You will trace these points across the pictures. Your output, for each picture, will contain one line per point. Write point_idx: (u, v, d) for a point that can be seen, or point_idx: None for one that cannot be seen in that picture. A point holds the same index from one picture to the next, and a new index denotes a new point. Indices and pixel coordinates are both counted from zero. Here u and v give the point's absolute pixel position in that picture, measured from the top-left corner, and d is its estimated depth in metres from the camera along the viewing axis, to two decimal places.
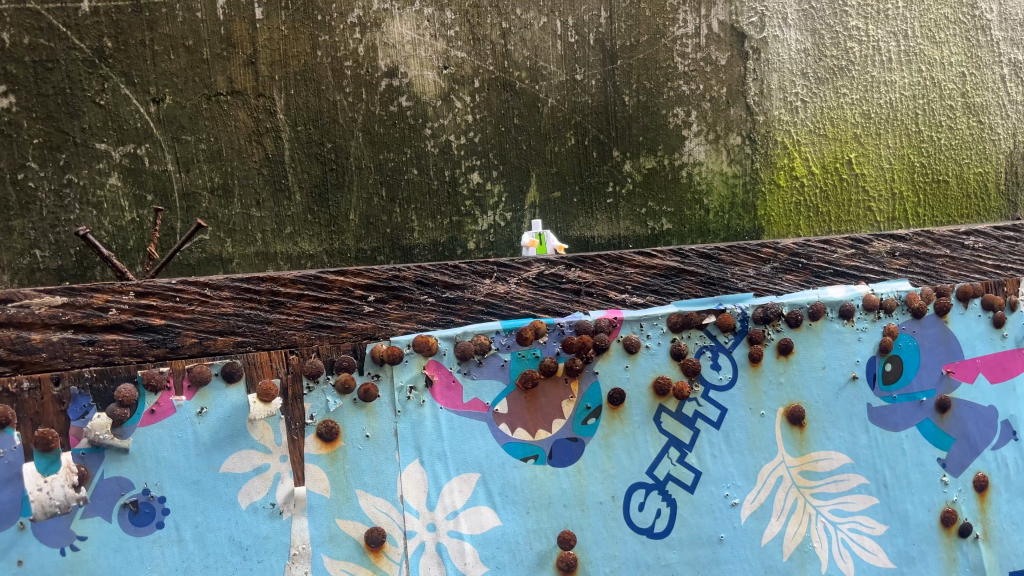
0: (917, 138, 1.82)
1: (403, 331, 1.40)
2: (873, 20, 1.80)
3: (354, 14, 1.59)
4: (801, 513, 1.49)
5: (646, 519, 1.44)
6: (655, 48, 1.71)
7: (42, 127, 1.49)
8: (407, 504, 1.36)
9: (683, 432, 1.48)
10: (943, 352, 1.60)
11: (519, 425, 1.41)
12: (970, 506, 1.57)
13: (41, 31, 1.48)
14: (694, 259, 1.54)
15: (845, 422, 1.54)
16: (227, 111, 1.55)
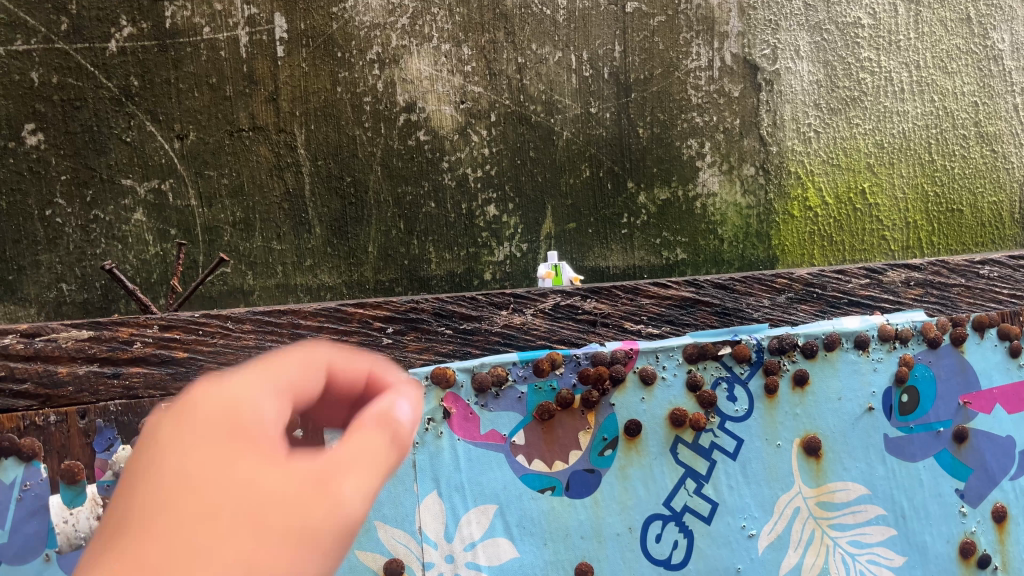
0: (930, 167, 1.83)
1: (422, 363, 1.41)
2: (885, 51, 1.81)
3: (373, 50, 1.62)
4: (819, 544, 1.49)
5: (663, 550, 1.44)
6: (668, 81, 1.73)
7: (69, 163, 1.53)
8: (426, 535, 1.37)
9: (699, 463, 1.48)
10: (959, 382, 1.60)
11: (535, 457, 1.42)
12: (990, 537, 1.56)
13: (69, 70, 1.52)
14: (709, 289, 1.55)
15: (861, 452, 1.54)
16: (248, 147, 1.59)
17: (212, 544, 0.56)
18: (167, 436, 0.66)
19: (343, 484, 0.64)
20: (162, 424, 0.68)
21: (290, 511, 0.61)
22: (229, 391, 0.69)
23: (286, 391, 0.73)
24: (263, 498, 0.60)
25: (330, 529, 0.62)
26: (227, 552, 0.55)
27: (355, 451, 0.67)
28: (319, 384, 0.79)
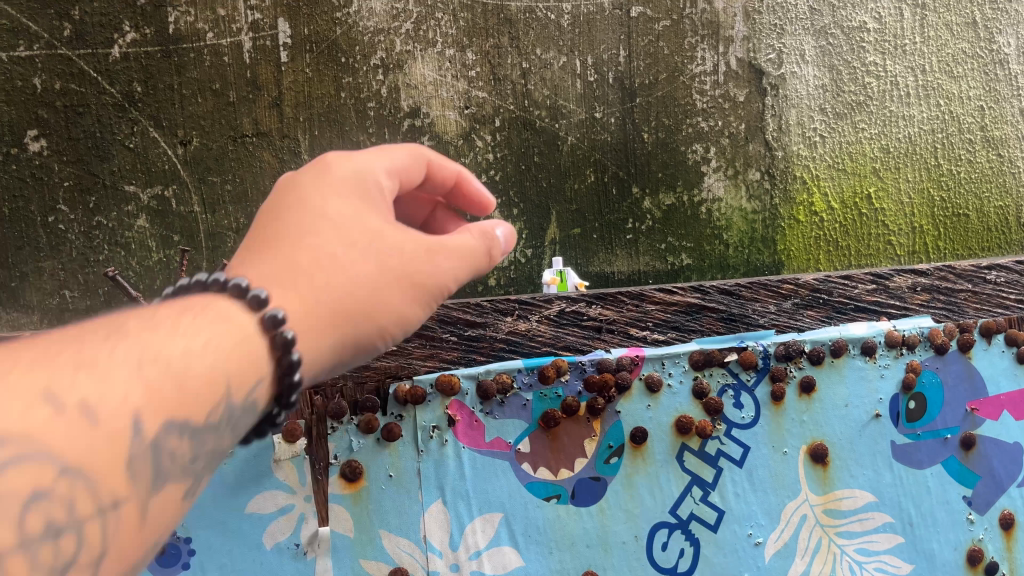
0: (936, 171, 1.82)
1: (426, 370, 1.41)
2: (890, 55, 1.81)
3: (377, 56, 1.61)
4: (826, 552, 1.48)
5: (669, 559, 1.43)
6: (673, 86, 1.72)
7: (72, 170, 1.54)
8: (430, 544, 1.37)
9: (706, 470, 1.47)
10: (967, 388, 1.59)
11: (541, 464, 1.41)
12: (997, 545, 1.55)
13: (73, 76, 1.53)
14: (715, 295, 1.54)
15: (868, 459, 1.53)
16: (252, 153, 1.58)
17: (319, 285, 0.83)
18: (309, 182, 0.92)
19: (442, 259, 0.94)
20: (313, 169, 0.94)
21: (408, 260, 0.91)
22: (356, 162, 0.95)
23: (395, 177, 0.98)
24: (364, 263, 0.87)
25: (433, 285, 0.93)
26: (331, 287, 0.83)
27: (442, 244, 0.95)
28: (417, 176, 1.01)
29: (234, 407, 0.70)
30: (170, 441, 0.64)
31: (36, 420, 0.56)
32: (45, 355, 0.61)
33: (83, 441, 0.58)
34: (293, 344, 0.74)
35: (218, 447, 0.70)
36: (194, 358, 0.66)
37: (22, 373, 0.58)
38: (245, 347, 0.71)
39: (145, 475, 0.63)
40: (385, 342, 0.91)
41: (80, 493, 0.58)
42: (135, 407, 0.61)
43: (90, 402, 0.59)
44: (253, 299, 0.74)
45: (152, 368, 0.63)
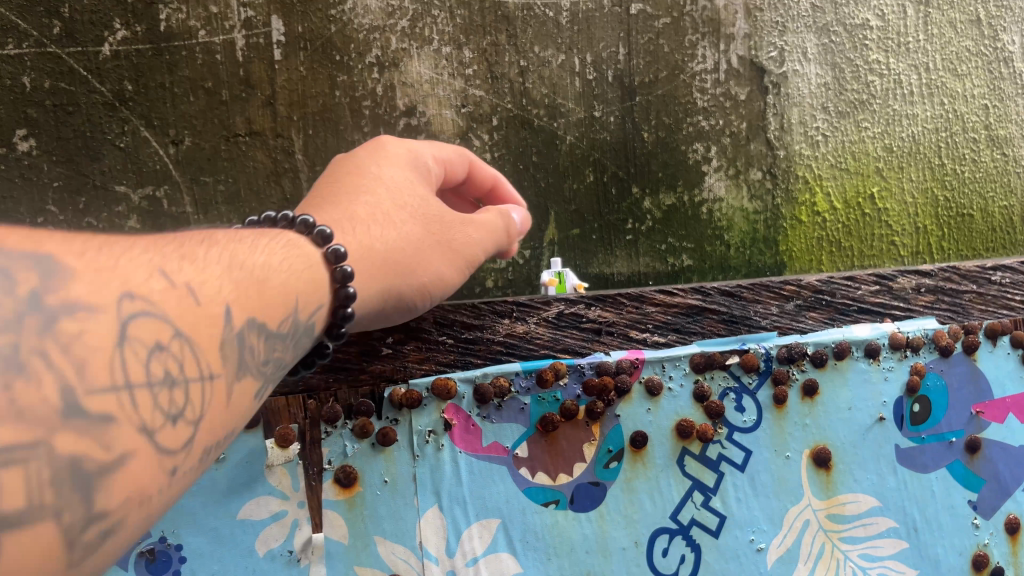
0: (940, 171, 1.80)
1: (422, 374, 1.38)
2: (893, 53, 1.78)
3: (372, 54, 1.59)
4: (829, 558, 1.46)
5: (669, 565, 1.41)
6: (673, 84, 1.70)
7: (62, 170, 1.52)
8: (426, 551, 1.34)
9: (707, 475, 1.45)
10: (972, 391, 1.56)
11: (539, 470, 1.39)
12: (1002, 549, 1.53)
13: (62, 75, 1.50)
14: (717, 296, 1.51)
15: (872, 464, 1.51)
16: (245, 152, 1.56)
17: (375, 233, 1.07)
18: (368, 157, 1.18)
19: (472, 233, 1.20)
20: (371, 148, 1.20)
21: (446, 228, 1.16)
22: (409, 146, 1.22)
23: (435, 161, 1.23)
24: (411, 215, 1.11)
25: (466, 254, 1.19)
26: (395, 226, 1.08)
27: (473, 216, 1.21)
28: (457, 167, 1.29)
29: (297, 323, 0.88)
30: (250, 336, 0.78)
31: (157, 290, 0.68)
32: (156, 246, 0.75)
33: (191, 312, 0.71)
34: (348, 280, 0.98)
35: (281, 359, 0.85)
36: (271, 272, 0.86)
37: (143, 255, 0.71)
38: (309, 265, 0.93)
39: (232, 360, 0.75)
40: (421, 294, 1.15)
41: (188, 356, 0.69)
42: (226, 300, 0.76)
43: (195, 287, 0.73)
44: (318, 235, 0.96)
45: (240, 271, 0.81)
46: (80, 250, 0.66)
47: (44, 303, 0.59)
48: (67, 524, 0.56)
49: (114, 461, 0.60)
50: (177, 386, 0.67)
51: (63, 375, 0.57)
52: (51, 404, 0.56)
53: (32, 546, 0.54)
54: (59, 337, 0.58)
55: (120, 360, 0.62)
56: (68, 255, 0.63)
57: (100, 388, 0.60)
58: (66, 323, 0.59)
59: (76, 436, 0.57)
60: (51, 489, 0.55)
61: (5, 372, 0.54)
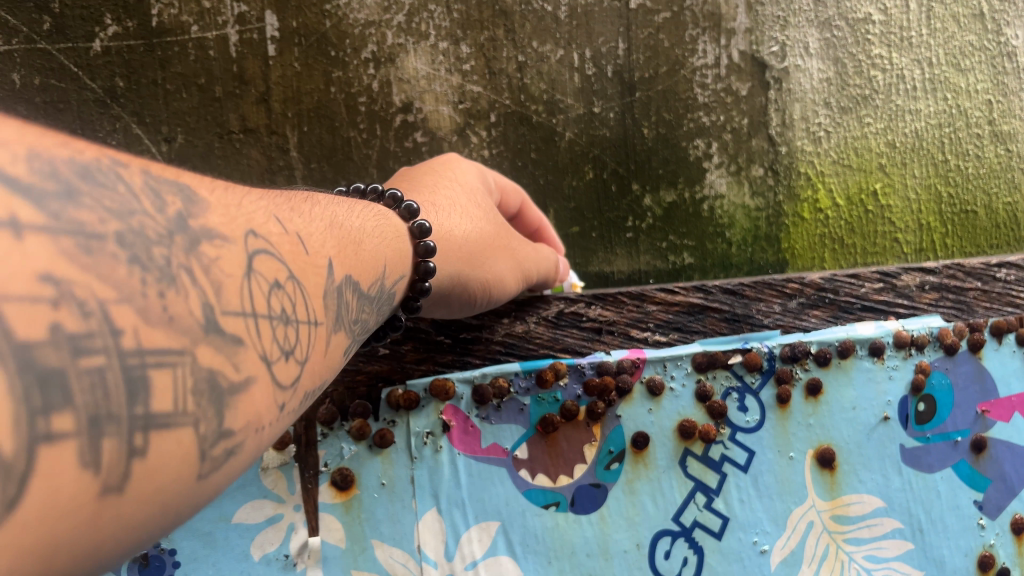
0: (943, 167, 1.75)
1: (420, 374, 1.37)
2: (897, 48, 1.74)
3: (368, 49, 1.57)
4: (833, 559, 1.43)
5: (672, 567, 1.39)
6: (673, 80, 1.67)
7: None
8: (425, 555, 1.33)
9: (710, 476, 1.43)
10: (977, 390, 1.54)
11: (540, 471, 1.37)
12: (1009, 550, 1.50)
13: (52, 71, 1.49)
14: (719, 295, 1.49)
15: (877, 464, 1.48)
16: (239, 150, 1.55)
17: (458, 225, 1.15)
18: (443, 167, 1.28)
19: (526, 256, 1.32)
20: (445, 161, 1.31)
21: (508, 244, 1.28)
22: (476, 168, 1.34)
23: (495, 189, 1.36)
24: (486, 228, 1.22)
25: (520, 270, 1.29)
26: (473, 233, 1.17)
27: (526, 252, 1.34)
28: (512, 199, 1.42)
29: (382, 289, 0.86)
30: (347, 292, 0.72)
31: (274, 233, 0.61)
32: (267, 196, 0.69)
33: (302, 258, 0.64)
34: (430, 255, 1.00)
35: (365, 323, 0.80)
36: (362, 235, 0.84)
37: (258, 200, 0.65)
38: (395, 230, 0.96)
39: (331, 312, 0.68)
40: (483, 291, 1.20)
41: (298, 299, 0.60)
42: (326, 255, 0.70)
43: (303, 238, 0.67)
44: (406, 210, 1.01)
45: (339, 231, 0.78)
46: (210, 186, 0.57)
47: (186, 223, 0.50)
48: (203, 437, 0.46)
49: (242, 383, 0.50)
50: (292, 324, 0.58)
51: (205, 291, 0.48)
52: (196, 316, 0.47)
53: (172, 457, 0.44)
54: (199, 256, 0.49)
55: (248, 287, 0.53)
56: (202, 189, 0.55)
57: (233, 310, 0.51)
58: (205, 246, 0.50)
59: (213, 350, 0.48)
60: (194, 398, 0.45)
61: (159, 281, 0.45)
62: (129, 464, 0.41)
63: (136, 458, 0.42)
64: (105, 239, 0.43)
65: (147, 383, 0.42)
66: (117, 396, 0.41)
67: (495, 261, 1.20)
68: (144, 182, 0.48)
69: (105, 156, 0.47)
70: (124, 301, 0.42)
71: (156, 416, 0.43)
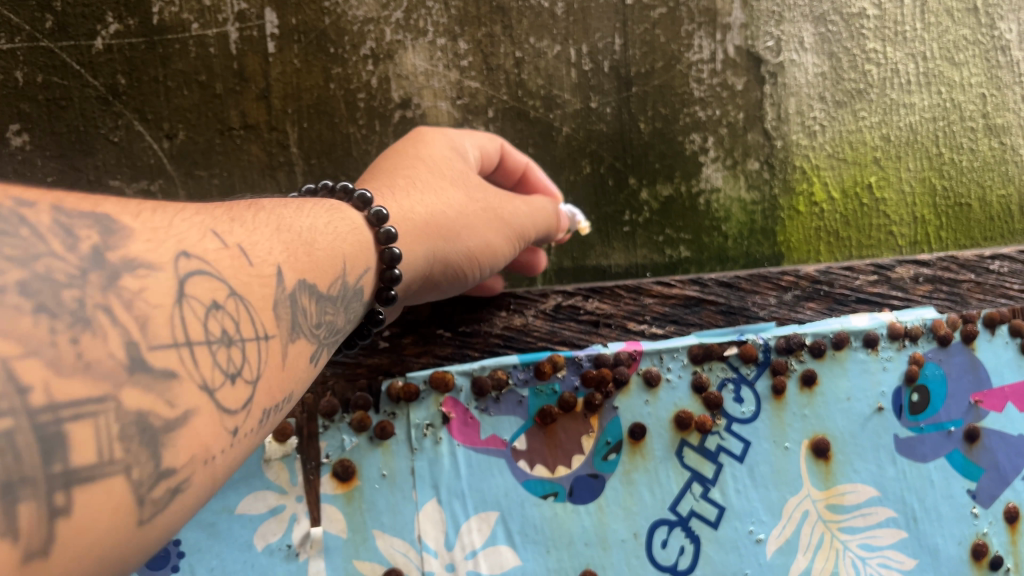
0: (938, 160, 1.77)
1: (419, 367, 1.39)
2: (891, 42, 1.75)
3: (367, 46, 1.58)
4: (828, 548, 1.45)
5: (669, 556, 1.41)
6: (670, 75, 1.69)
7: (56, 165, 1.53)
8: (425, 545, 1.35)
9: (706, 466, 1.45)
10: (971, 380, 1.55)
11: (538, 462, 1.39)
12: (1002, 538, 1.51)
13: (55, 69, 1.51)
14: (714, 287, 1.52)
15: (871, 454, 1.50)
16: (240, 146, 1.56)
17: (420, 201, 1.16)
18: (410, 141, 1.29)
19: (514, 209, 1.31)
20: (415, 133, 1.32)
21: (488, 203, 1.28)
22: (449, 132, 1.34)
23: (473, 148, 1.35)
24: (457, 196, 1.22)
25: (509, 226, 1.29)
26: (440, 205, 1.18)
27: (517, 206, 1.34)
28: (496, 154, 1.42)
29: (346, 286, 0.90)
30: (302, 297, 0.78)
31: (211, 250, 0.67)
32: (207, 210, 0.75)
33: (245, 272, 0.70)
34: (392, 239, 1.02)
35: (331, 324, 0.86)
36: (315, 233, 0.88)
37: (195, 217, 0.71)
38: (351, 223, 0.98)
39: (286, 321, 0.74)
40: (470, 261, 1.23)
41: (242, 316, 0.67)
42: (276, 262, 0.75)
43: (247, 250, 0.72)
44: (359, 199, 1.02)
45: (288, 233, 0.82)
46: (136, 212, 0.63)
47: (104, 258, 0.56)
48: (137, 482, 0.52)
49: (179, 418, 0.56)
50: (235, 344, 0.65)
51: (127, 329, 0.54)
52: (118, 359, 0.53)
53: (103, 502, 0.50)
54: (120, 293, 0.56)
55: (180, 315, 0.59)
56: (125, 216, 0.61)
57: (163, 344, 0.57)
58: (127, 280, 0.57)
59: (141, 391, 0.54)
60: (122, 444, 0.51)
61: (70, 326, 0.51)
62: (53, 524, 0.47)
63: (60, 516, 0.47)
64: (9, 297, 0.48)
65: (63, 438, 0.48)
66: (31, 459, 0.46)
67: (474, 229, 1.22)
68: (52, 221, 0.54)
69: (9, 199, 0.53)
70: (34, 361, 0.48)
71: (76, 470, 0.48)
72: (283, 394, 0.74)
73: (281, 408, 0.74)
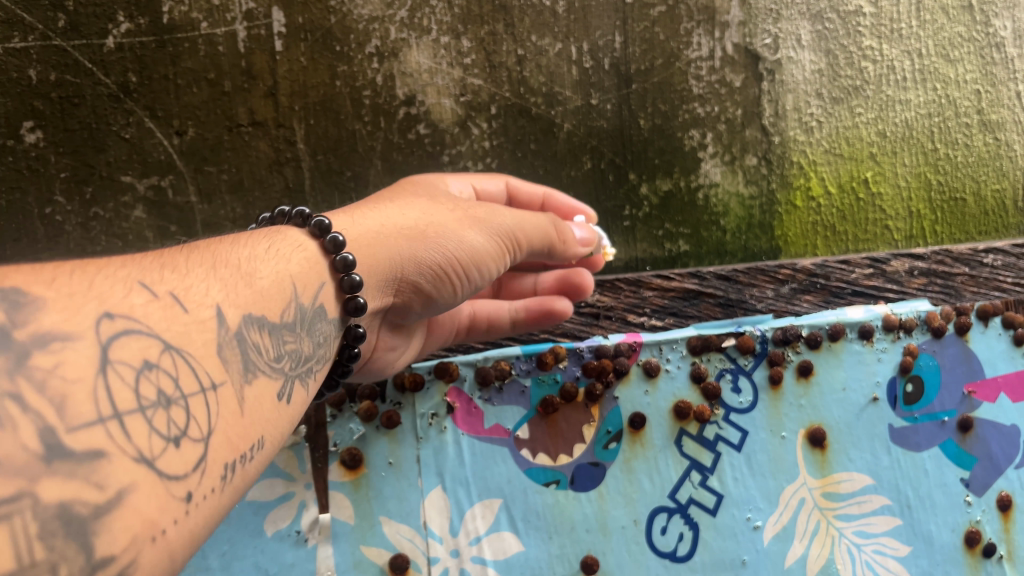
0: (933, 156, 1.80)
1: (424, 358, 1.43)
2: (887, 40, 1.77)
3: (372, 44, 1.61)
4: (824, 535, 1.49)
5: (669, 543, 1.44)
6: (669, 72, 1.71)
7: (68, 161, 1.57)
8: (430, 531, 1.39)
9: (704, 455, 1.48)
10: (964, 371, 1.58)
11: (541, 450, 1.43)
12: (995, 526, 1.54)
13: (67, 67, 1.55)
14: (713, 280, 1.54)
15: (866, 443, 1.53)
16: (248, 142, 1.60)
17: (381, 212, 1.15)
18: (403, 185, 1.34)
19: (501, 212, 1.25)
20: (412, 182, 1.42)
21: (466, 208, 1.23)
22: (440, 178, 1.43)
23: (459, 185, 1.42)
24: (424, 203, 1.21)
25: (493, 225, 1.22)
26: (402, 211, 1.17)
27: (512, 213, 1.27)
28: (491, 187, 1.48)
29: (301, 309, 0.93)
30: (250, 332, 0.81)
31: (138, 305, 0.67)
32: (135, 260, 0.75)
33: (181, 320, 0.71)
34: (339, 244, 1.02)
35: (296, 351, 0.91)
36: (255, 262, 0.90)
37: (121, 270, 0.71)
38: (293, 242, 0.99)
39: (235, 363, 0.76)
40: (447, 260, 1.17)
41: (181, 370, 0.68)
42: (214, 302, 0.78)
43: (180, 297, 0.74)
44: (299, 216, 1.04)
45: (225, 271, 0.83)
46: (50, 278, 0.63)
47: (12, 339, 0.56)
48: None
49: (111, 499, 0.57)
50: (175, 404, 0.66)
51: (42, 416, 0.54)
52: (31, 449, 0.53)
53: None
54: (31, 374, 0.55)
55: (104, 385, 0.60)
56: (36, 286, 0.61)
57: (85, 422, 0.57)
58: (39, 358, 0.57)
59: (62, 481, 0.54)
60: (43, 542, 0.52)
61: None
62: None
63: None
64: None
65: None
66: None
67: (442, 226, 1.18)
68: None
69: None
70: None
71: None
72: (252, 434, 0.77)
73: (252, 450, 0.78)
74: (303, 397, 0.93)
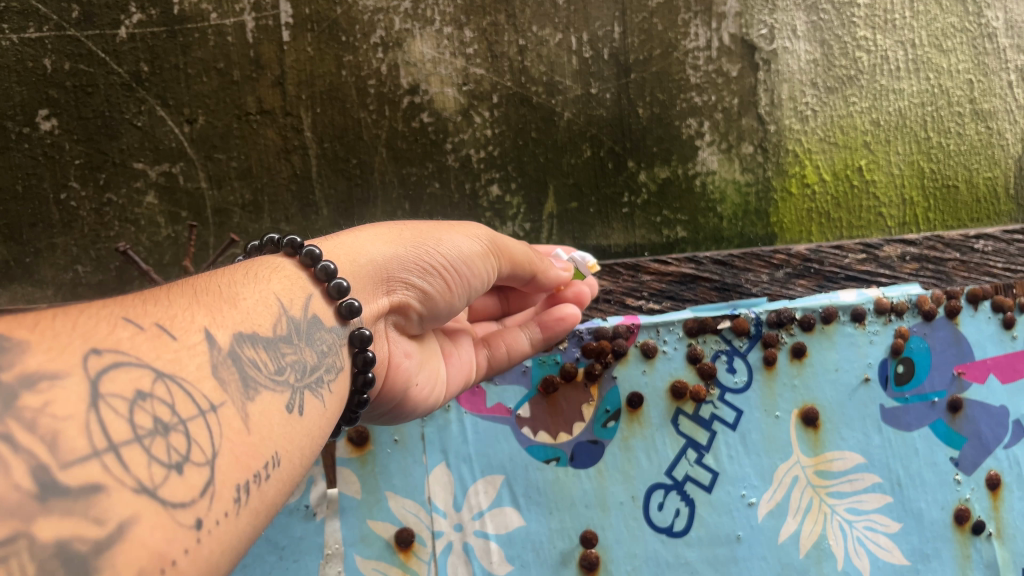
0: (926, 144, 1.83)
1: None
2: (881, 30, 1.80)
3: (377, 34, 1.65)
4: (817, 511, 1.53)
5: (665, 518, 1.50)
6: (667, 62, 1.74)
7: (82, 148, 1.62)
8: (435, 505, 1.47)
9: (700, 434, 1.53)
10: (954, 353, 1.61)
11: (541, 429, 1.49)
12: (984, 504, 1.58)
13: (81, 57, 1.60)
14: (709, 265, 1.59)
15: (858, 423, 1.58)
16: (256, 130, 1.65)
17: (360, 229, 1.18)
18: None
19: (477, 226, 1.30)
20: None
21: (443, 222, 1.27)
22: None
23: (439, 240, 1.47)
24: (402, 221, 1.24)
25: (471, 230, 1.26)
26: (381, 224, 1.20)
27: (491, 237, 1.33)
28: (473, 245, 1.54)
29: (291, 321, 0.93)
30: (243, 349, 0.82)
31: (125, 339, 0.69)
32: (117, 299, 0.77)
33: (169, 348, 0.73)
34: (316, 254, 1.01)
35: (298, 362, 0.91)
36: (236, 286, 0.90)
37: (104, 308, 0.73)
38: (270, 265, 0.99)
39: (232, 382, 0.78)
40: (433, 255, 1.18)
41: (176, 396, 0.69)
42: (201, 326, 0.79)
43: (166, 326, 0.75)
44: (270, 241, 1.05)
45: (208, 297, 0.85)
46: (33, 324, 0.65)
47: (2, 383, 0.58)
48: None
49: (112, 533, 0.57)
50: (174, 431, 0.67)
51: (33, 455, 0.56)
52: (23, 489, 0.55)
53: None
54: (22, 414, 0.58)
55: (96, 419, 0.61)
56: (20, 331, 0.63)
57: (79, 459, 0.58)
58: (28, 399, 0.59)
59: (59, 519, 0.55)
60: None
61: None
62: None
63: None
64: None
65: None
66: None
67: (419, 230, 1.20)
68: None
69: None
70: None
71: None
72: (264, 452, 0.78)
73: (267, 469, 0.78)
74: (319, 405, 0.93)
